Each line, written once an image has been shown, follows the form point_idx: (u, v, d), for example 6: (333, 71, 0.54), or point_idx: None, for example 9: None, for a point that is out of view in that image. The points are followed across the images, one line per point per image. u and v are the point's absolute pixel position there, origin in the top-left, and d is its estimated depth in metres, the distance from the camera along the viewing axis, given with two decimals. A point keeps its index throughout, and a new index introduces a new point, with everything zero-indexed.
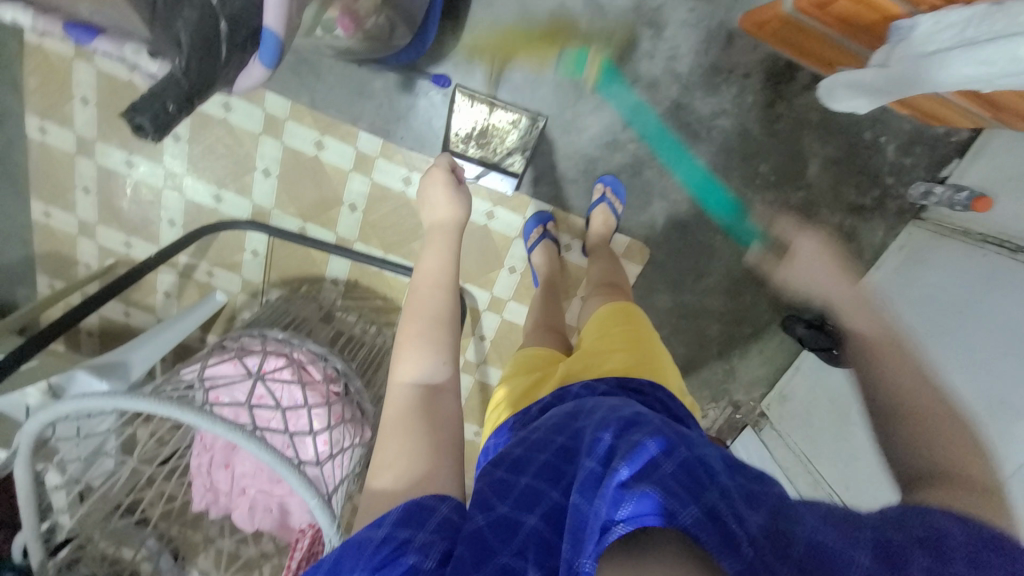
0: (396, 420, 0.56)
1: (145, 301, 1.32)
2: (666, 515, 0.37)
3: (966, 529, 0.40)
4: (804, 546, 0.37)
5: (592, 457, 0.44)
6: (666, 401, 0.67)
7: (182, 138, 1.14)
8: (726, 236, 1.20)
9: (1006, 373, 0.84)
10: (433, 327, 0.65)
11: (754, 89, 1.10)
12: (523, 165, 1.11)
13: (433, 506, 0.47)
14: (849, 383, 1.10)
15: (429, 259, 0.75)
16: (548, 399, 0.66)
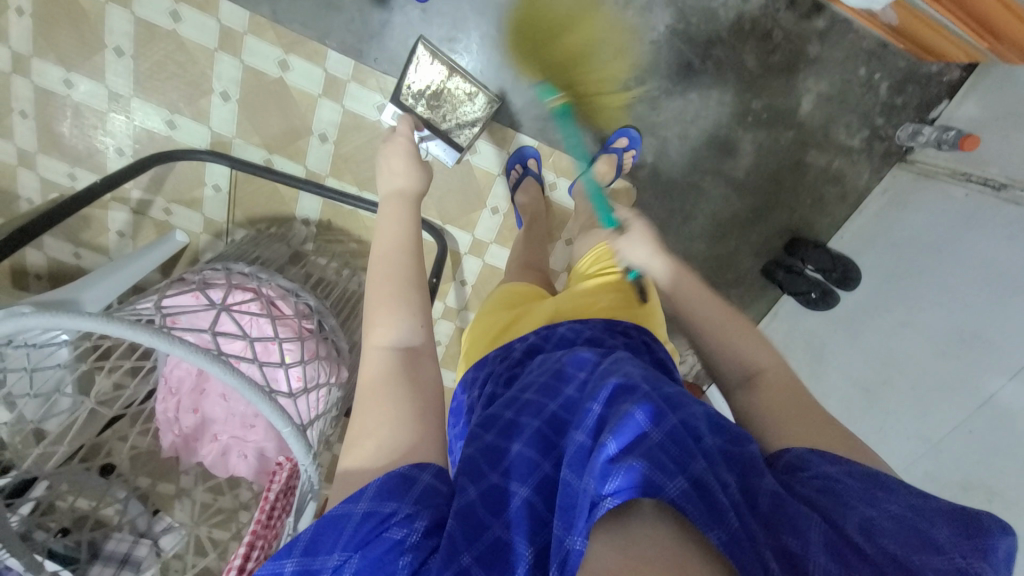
0: (376, 385, 0.52)
1: (97, 241, 1.21)
2: (653, 488, 0.34)
3: (855, 475, 0.43)
4: (769, 497, 0.38)
5: (583, 430, 0.41)
6: (651, 343, 0.67)
7: (126, 53, 1.02)
8: (714, 175, 1.17)
9: (980, 309, 0.88)
10: (407, 289, 0.60)
11: (752, 17, 1.04)
12: (470, 141, 1.04)
13: (412, 475, 0.43)
14: (832, 322, 1.14)
15: (386, 225, 0.69)
16: (533, 339, 0.63)
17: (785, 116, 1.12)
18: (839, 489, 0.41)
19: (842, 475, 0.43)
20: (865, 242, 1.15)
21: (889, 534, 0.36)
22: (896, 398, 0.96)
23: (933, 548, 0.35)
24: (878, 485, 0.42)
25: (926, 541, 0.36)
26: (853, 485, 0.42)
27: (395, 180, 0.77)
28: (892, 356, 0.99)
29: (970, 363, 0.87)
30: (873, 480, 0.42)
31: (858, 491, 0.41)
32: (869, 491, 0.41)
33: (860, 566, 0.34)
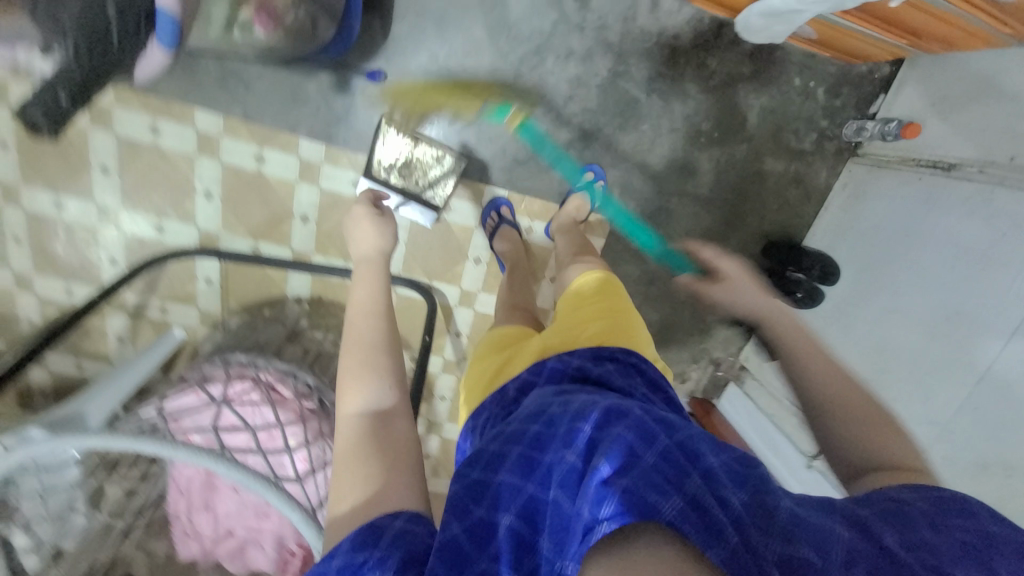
0: (345, 452, 0.53)
1: (97, 350, 1.24)
2: (649, 510, 0.36)
3: (923, 498, 0.45)
4: (787, 515, 0.39)
5: (573, 451, 0.42)
6: (641, 364, 0.68)
7: (111, 170, 1.08)
8: (680, 197, 1.23)
9: (960, 282, 0.90)
10: (376, 354, 0.63)
11: (684, 50, 1.11)
12: (444, 200, 1.10)
13: (383, 525, 0.44)
14: (823, 319, 1.19)
15: (362, 291, 0.73)
16: (525, 376, 0.65)
17: (734, 132, 1.18)
18: (903, 509, 0.44)
19: (916, 498, 0.45)
20: (836, 237, 1.19)
21: (944, 555, 0.40)
22: (899, 385, 0.96)
23: (977, 568, 0.39)
24: (962, 514, 0.44)
25: (986, 570, 0.39)
26: (918, 507, 0.44)
27: (368, 245, 0.82)
28: (888, 342, 1.01)
29: (960, 338, 0.88)
30: (948, 508, 0.44)
31: (920, 511, 0.44)
32: (933, 511, 0.44)
33: (898, 575, 0.37)
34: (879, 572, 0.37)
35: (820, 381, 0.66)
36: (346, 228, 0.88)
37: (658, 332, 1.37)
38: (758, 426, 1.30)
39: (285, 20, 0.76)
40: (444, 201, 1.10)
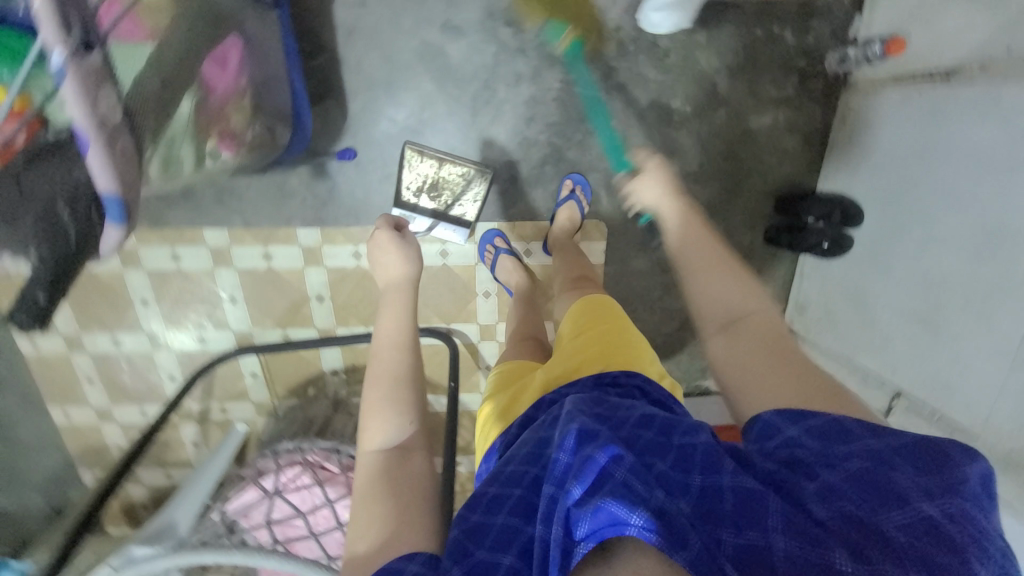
0: (366, 486, 0.56)
1: (179, 457, 1.37)
2: (620, 524, 0.39)
3: (820, 436, 0.49)
4: (731, 496, 0.42)
5: (552, 480, 0.45)
6: (644, 386, 0.68)
7: (150, 301, 1.21)
8: (670, 180, 1.19)
9: (993, 191, 0.81)
10: (399, 387, 0.66)
11: (632, 38, 1.08)
12: (475, 213, 1.13)
13: (400, 567, 0.47)
14: (854, 268, 1.12)
15: (388, 318, 0.76)
16: (527, 413, 0.66)
17: (707, 101, 1.14)
18: (800, 459, 0.48)
19: (807, 437, 0.50)
20: (852, 176, 1.11)
21: (856, 501, 0.42)
22: (951, 318, 0.88)
23: (897, 503, 0.42)
24: (845, 437, 0.49)
25: (891, 496, 0.42)
26: (814, 447, 0.48)
27: (392, 271, 0.84)
28: (930, 274, 0.93)
29: (1007, 252, 0.79)
30: (830, 436, 0.49)
31: (813, 455, 0.47)
32: (825, 452, 0.47)
33: (817, 531, 0.40)
34: (800, 531, 0.40)
35: (736, 298, 0.69)
36: (370, 252, 0.89)
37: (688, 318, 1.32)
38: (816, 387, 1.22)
39: (243, 139, 0.83)
40: (474, 213, 1.14)
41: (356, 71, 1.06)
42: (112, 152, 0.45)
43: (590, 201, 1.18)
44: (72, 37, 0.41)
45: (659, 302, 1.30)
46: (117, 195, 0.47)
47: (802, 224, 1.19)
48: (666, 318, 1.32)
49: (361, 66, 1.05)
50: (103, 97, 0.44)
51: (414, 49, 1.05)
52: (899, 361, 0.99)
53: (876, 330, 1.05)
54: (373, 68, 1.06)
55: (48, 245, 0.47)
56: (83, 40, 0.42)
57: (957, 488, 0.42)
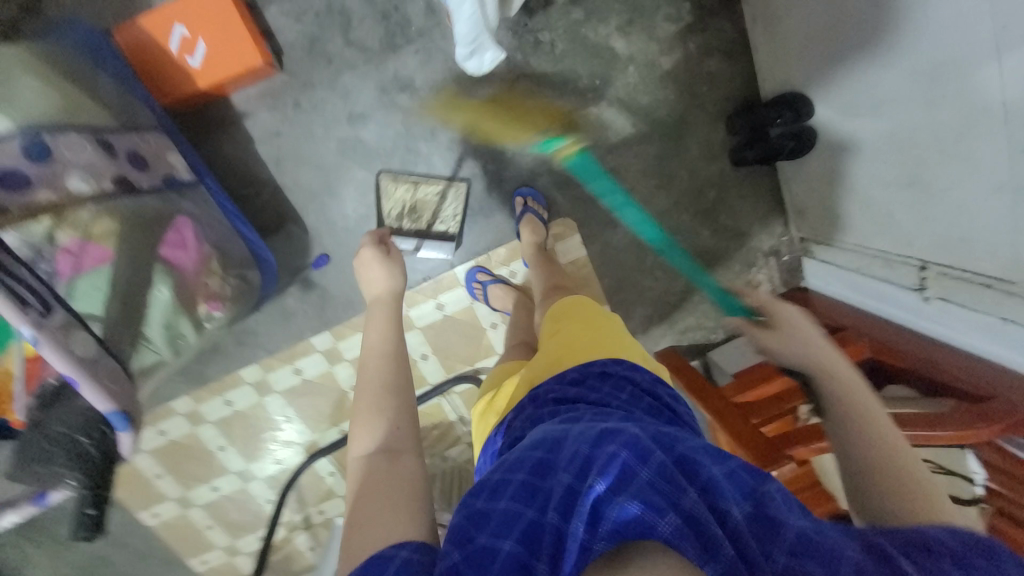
0: (357, 489, 0.56)
1: (303, 565, 1.50)
2: (647, 529, 0.38)
3: (955, 536, 0.41)
4: (793, 534, 0.39)
5: (569, 470, 0.45)
6: (628, 370, 0.71)
7: (225, 446, 1.35)
8: (613, 152, 1.20)
9: (933, 24, 0.74)
10: (384, 396, 0.66)
11: (515, 47, 1.11)
12: (457, 227, 1.16)
13: (390, 555, 0.46)
14: (830, 159, 1.07)
15: (373, 329, 0.78)
16: (526, 406, 0.69)
17: (613, 67, 1.14)
18: (932, 543, 0.40)
19: (945, 536, 0.41)
20: (789, 70, 1.08)
21: None
22: (941, 168, 0.81)
23: None
24: (987, 555, 0.39)
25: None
26: (946, 542, 0.40)
27: (378, 285, 0.86)
28: (900, 126, 0.86)
29: (956, 86, 0.74)
30: (976, 550, 0.40)
31: (948, 548, 0.40)
32: (961, 549, 0.40)
33: None
34: None
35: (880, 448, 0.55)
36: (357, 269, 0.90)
37: (693, 266, 1.30)
38: (849, 283, 1.16)
39: (225, 293, 0.94)
40: (456, 228, 1.15)
41: (294, 187, 1.13)
42: (96, 383, 0.56)
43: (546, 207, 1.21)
44: (32, 312, 0.51)
45: (657, 264, 1.29)
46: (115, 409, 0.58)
47: (765, 133, 1.11)
48: (672, 276, 1.31)
49: (298, 182, 1.12)
50: (74, 341, 0.55)
51: (334, 149, 1.12)
52: (912, 232, 0.92)
53: (879, 207, 0.98)
54: (307, 178, 1.13)
55: (82, 471, 0.61)
56: (41, 304, 0.52)
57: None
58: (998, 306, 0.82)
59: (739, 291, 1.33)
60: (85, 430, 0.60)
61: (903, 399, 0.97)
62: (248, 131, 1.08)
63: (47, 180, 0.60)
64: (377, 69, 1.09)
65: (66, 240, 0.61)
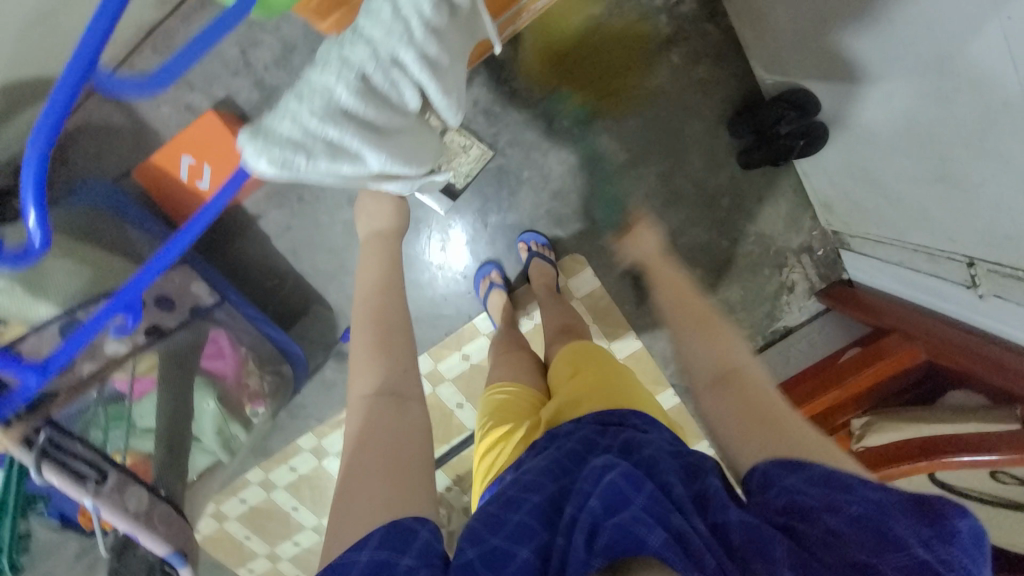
0: (362, 432, 0.55)
1: None
2: (638, 542, 0.39)
3: (805, 476, 0.47)
4: (740, 530, 0.43)
5: (576, 497, 0.47)
6: (654, 425, 0.66)
7: (298, 506, 1.44)
8: (611, 179, 1.16)
9: (912, 21, 0.68)
10: (389, 335, 0.65)
11: (491, 99, 1.10)
12: (462, 186, 1.13)
13: (414, 528, 0.46)
14: (846, 152, 0.98)
15: (368, 266, 0.75)
16: (541, 441, 0.65)
17: (595, 97, 1.11)
18: (799, 503, 0.45)
19: (801, 484, 0.47)
20: (784, 65, 1.00)
21: (855, 540, 0.41)
22: (972, 165, 0.72)
23: (896, 549, 0.40)
24: (840, 489, 0.45)
25: (890, 542, 0.40)
26: (811, 492, 0.45)
27: (382, 219, 0.80)
28: (914, 116, 0.77)
29: (960, 78, 0.66)
30: (831, 484, 0.46)
31: (819, 500, 0.45)
32: (830, 496, 0.45)
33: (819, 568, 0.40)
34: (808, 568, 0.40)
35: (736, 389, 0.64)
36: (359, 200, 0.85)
37: (718, 278, 1.22)
38: (898, 277, 1.05)
39: (264, 390, 1.02)
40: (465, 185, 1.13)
41: (313, 271, 1.19)
42: (151, 530, 0.69)
43: (551, 247, 1.19)
44: (90, 482, 0.65)
45: (678, 282, 1.22)
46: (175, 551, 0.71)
47: (772, 134, 1.04)
48: (697, 291, 1.23)
49: (314, 266, 1.19)
50: (129, 498, 0.68)
51: (340, 229, 1.17)
52: (952, 227, 0.83)
53: (906, 202, 0.89)
54: (321, 260, 1.19)
55: None
56: (96, 473, 0.66)
57: (951, 539, 0.41)
58: None
59: (773, 294, 1.23)
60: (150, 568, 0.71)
61: (957, 409, 0.87)
62: (262, 229, 1.16)
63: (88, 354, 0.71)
64: None
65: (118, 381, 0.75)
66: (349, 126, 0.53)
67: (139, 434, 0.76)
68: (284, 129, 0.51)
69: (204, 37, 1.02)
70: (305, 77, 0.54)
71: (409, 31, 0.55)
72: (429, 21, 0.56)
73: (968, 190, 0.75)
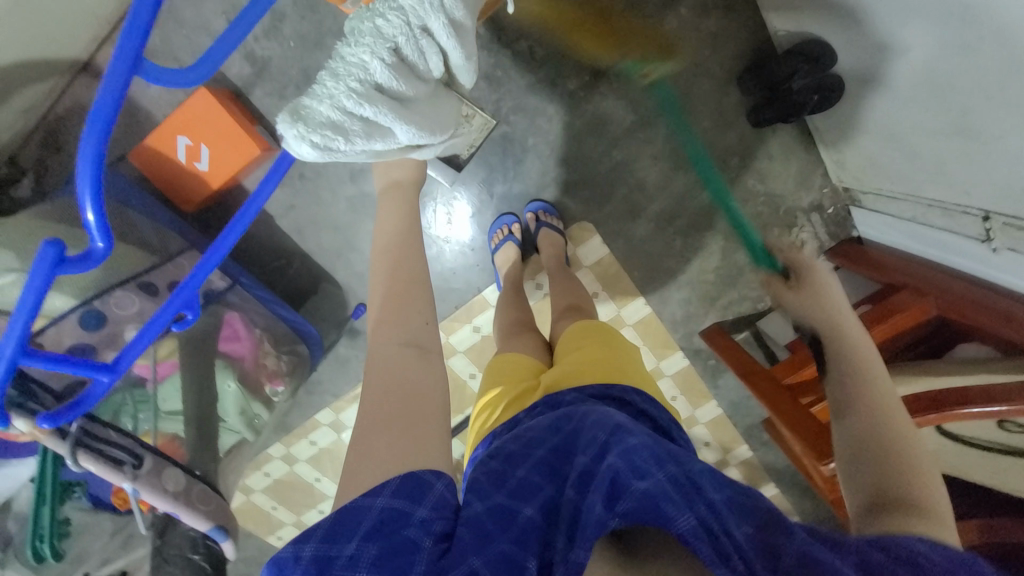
0: (383, 376, 0.54)
1: None
2: (666, 521, 0.41)
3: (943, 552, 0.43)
4: (794, 556, 0.41)
5: (586, 454, 0.48)
6: (649, 406, 0.67)
7: (321, 479, 1.48)
8: (618, 142, 1.13)
9: None
10: (411, 289, 0.64)
11: (492, 63, 1.06)
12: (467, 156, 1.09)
13: (430, 482, 0.46)
14: (861, 104, 0.95)
15: (384, 220, 0.73)
16: (541, 406, 0.65)
17: (599, 57, 1.07)
18: (920, 558, 0.42)
19: (932, 553, 0.43)
20: (797, 13, 0.96)
21: None
22: (994, 117, 0.70)
23: None
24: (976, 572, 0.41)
25: None
26: (939, 563, 0.42)
27: (401, 169, 0.79)
28: (934, 66, 0.75)
29: (985, 34, 0.64)
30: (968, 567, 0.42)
31: (941, 569, 0.41)
32: (953, 570, 0.41)
33: None
34: None
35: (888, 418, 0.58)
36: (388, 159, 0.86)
37: (727, 240, 1.21)
38: (909, 233, 1.04)
39: (282, 369, 1.03)
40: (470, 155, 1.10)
41: (319, 249, 1.18)
42: (193, 509, 0.72)
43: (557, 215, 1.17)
44: (127, 467, 0.67)
45: (687, 245, 1.21)
46: (216, 527, 0.74)
47: (785, 89, 1.00)
48: (707, 254, 1.22)
49: (320, 244, 1.18)
50: (166, 480, 0.70)
51: (344, 206, 1.15)
52: (969, 180, 0.82)
53: (923, 156, 0.87)
54: (327, 238, 1.18)
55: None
56: (131, 459, 0.68)
57: None
58: None
59: None
60: (194, 546, 0.76)
61: (968, 361, 0.89)
62: (265, 210, 1.14)
63: (107, 342, 0.74)
64: None
65: (140, 368, 0.77)
66: (386, 104, 0.52)
67: (164, 417, 0.78)
68: (323, 110, 0.50)
69: (189, 9, 0.97)
70: (336, 52, 0.53)
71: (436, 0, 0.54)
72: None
73: (990, 145, 0.73)
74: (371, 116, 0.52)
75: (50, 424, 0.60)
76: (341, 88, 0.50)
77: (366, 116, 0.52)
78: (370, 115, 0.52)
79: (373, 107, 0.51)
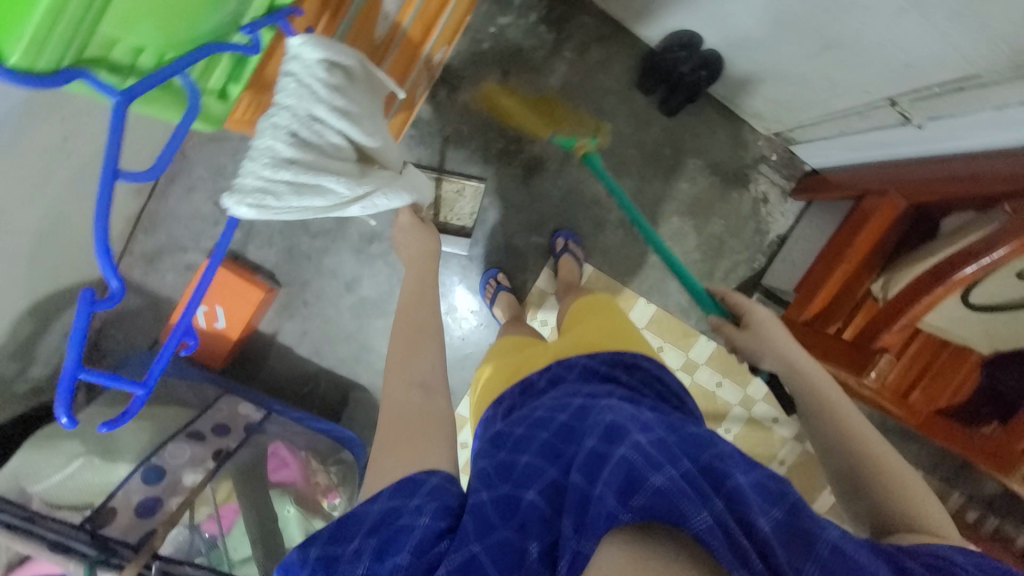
0: (395, 420, 0.60)
1: None
2: (682, 518, 0.40)
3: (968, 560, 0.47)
4: (826, 547, 0.42)
5: (594, 437, 0.48)
6: (658, 369, 0.72)
7: None
8: (561, 174, 1.26)
9: None
10: (421, 333, 0.72)
11: (432, 153, 1.22)
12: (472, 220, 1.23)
13: (423, 479, 0.52)
14: (744, 63, 1.06)
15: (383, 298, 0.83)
16: (556, 370, 0.69)
17: (517, 116, 1.23)
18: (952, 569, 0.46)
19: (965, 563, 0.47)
20: (659, 19, 1.11)
21: None
22: (843, 22, 0.80)
23: None
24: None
25: None
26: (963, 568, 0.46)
27: None
28: (778, 5, 0.86)
29: None
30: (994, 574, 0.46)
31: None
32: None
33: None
34: None
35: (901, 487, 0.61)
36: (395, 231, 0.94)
37: (695, 218, 1.28)
38: (847, 147, 1.09)
39: (333, 482, 1.03)
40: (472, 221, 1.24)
41: (338, 362, 1.28)
42: None
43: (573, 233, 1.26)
44: None
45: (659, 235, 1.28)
46: None
47: (675, 76, 1.13)
48: (681, 237, 1.28)
49: (339, 357, 1.28)
50: None
51: (349, 316, 1.26)
52: (860, 82, 0.90)
53: (816, 79, 0.96)
54: (343, 349, 1.27)
55: None
56: None
57: None
58: (983, 100, 0.77)
59: (751, 211, 1.28)
60: None
61: (954, 232, 0.89)
62: (282, 344, 1.26)
63: (169, 490, 0.81)
64: (340, 238, 1.23)
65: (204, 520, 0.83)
66: (297, 167, 0.63)
67: (240, 564, 0.85)
68: (248, 182, 0.62)
69: (182, 204, 1.16)
70: (251, 144, 0.64)
71: (315, 94, 0.65)
72: (329, 83, 0.65)
73: (862, 43, 0.82)
74: (286, 176, 0.62)
75: (107, 430, 0.63)
76: (257, 166, 0.62)
77: (283, 176, 0.62)
78: (287, 176, 0.62)
79: (288, 170, 0.62)
